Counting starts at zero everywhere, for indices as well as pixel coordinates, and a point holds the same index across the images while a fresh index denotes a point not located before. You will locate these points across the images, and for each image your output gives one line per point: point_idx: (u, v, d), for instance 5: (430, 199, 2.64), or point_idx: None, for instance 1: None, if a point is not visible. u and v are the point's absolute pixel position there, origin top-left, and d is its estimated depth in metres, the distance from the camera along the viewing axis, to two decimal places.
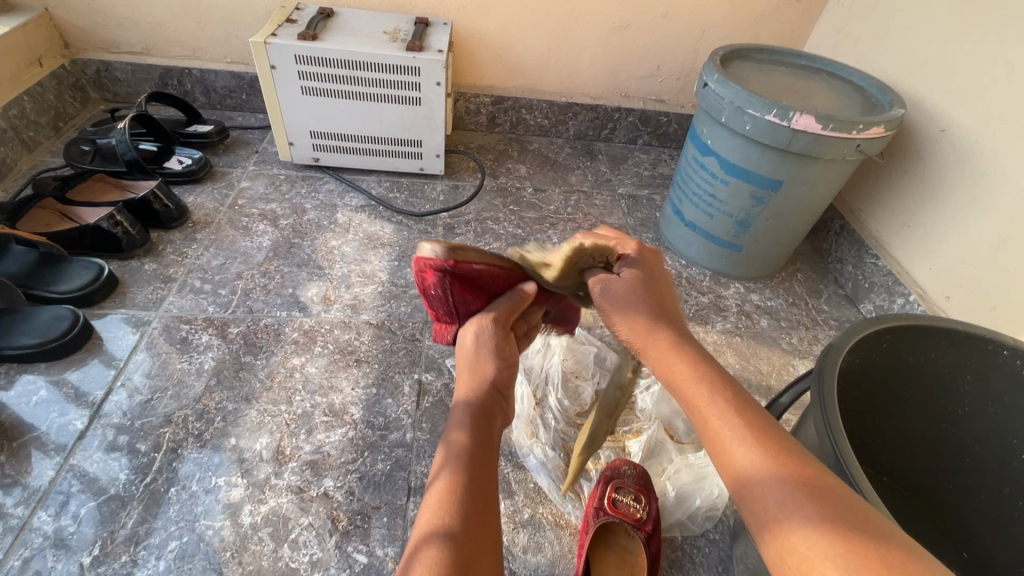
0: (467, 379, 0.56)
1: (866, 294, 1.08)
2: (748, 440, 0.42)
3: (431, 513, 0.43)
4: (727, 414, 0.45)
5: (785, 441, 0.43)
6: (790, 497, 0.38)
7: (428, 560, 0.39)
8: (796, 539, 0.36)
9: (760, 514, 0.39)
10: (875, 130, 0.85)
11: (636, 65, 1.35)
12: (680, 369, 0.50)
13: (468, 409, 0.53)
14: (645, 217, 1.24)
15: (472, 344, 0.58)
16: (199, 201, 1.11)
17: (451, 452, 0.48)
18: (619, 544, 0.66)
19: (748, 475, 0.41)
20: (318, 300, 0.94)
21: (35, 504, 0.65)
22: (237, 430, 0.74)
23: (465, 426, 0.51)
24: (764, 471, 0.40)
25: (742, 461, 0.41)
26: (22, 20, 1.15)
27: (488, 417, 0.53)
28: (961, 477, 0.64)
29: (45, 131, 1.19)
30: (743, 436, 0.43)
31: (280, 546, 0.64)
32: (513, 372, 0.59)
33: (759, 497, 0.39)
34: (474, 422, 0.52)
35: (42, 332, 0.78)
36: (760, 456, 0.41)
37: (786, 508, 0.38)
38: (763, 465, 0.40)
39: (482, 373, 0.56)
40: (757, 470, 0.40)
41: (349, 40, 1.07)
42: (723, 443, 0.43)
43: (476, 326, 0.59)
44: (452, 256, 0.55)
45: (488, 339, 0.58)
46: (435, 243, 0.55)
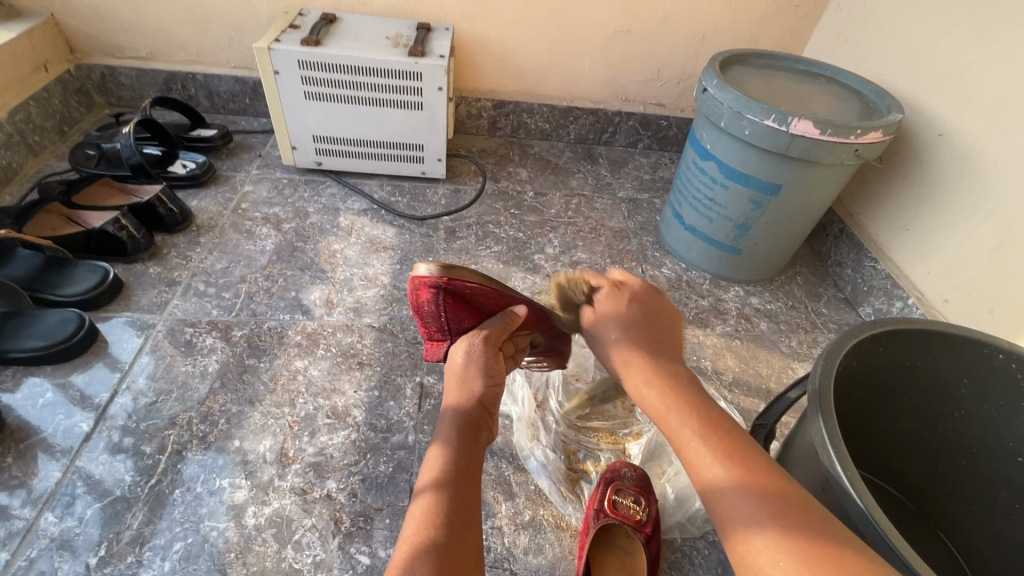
0: (454, 390, 0.59)
1: (866, 297, 1.09)
2: (714, 456, 0.47)
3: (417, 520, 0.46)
4: (697, 437, 0.49)
5: (750, 452, 0.47)
6: (749, 506, 0.42)
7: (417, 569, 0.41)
8: (747, 540, 0.41)
9: (725, 521, 0.43)
10: (873, 135, 0.86)
11: (637, 69, 1.35)
12: (659, 405, 0.55)
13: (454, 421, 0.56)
14: (645, 220, 1.25)
15: (461, 358, 0.61)
16: (203, 205, 1.12)
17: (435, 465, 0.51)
18: (619, 546, 0.66)
19: (718, 485, 0.45)
20: (321, 303, 0.95)
21: (42, 505, 0.66)
22: (242, 432, 0.75)
23: (450, 438, 0.54)
24: (729, 482, 0.44)
25: (709, 474, 0.46)
26: (28, 25, 1.16)
27: (474, 430, 0.57)
28: (958, 480, 0.65)
29: (51, 135, 1.21)
30: (710, 453, 0.47)
31: (284, 547, 0.65)
32: (499, 390, 0.61)
33: (723, 503, 0.44)
34: (459, 435, 0.55)
35: (48, 335, 0.79)
36: (726, 471, 0.45)
37: (739, 516, 0.42)
38: (725, 478, 0.45)
39: (467, 382, 0.59)
40: (721, 484, 0.45)
41: (352, 45, 1.08)
42: (690, 456, 0.49)
43: (463, 344, 0.62)
44: (446, 275, 0.60)
45: (474, 355, 0.61)
46: (431, 268, 0.60)
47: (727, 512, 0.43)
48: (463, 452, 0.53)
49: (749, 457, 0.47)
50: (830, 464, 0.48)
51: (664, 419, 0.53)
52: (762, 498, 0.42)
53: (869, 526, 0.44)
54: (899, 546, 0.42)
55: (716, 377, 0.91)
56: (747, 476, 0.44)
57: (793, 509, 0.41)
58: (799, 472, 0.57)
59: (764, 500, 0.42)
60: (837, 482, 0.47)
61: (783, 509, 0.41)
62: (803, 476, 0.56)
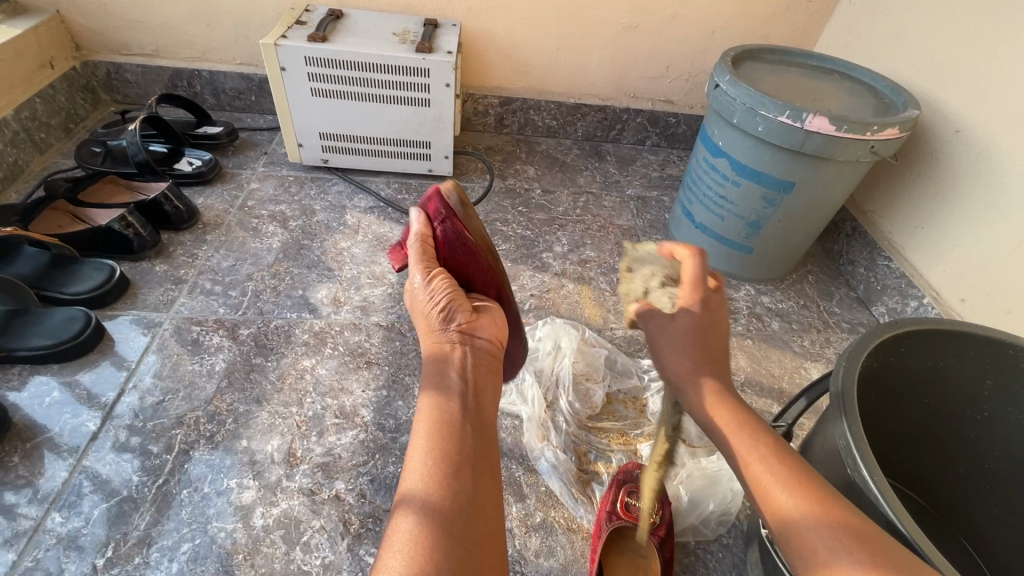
0: (427, 335, 0.56)
1: (879, 296, 1.07)
2: (785, 480, 0.42)
3: (414, 475, 0.41)
4: (771, 463, 0.44)
5: (827, 486, 0.42)
6: (833, 539, 0.38)
7: (402, 527, 0.38)
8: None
9: (807, 558, 0.38)
10: (890, 131, 0.85)
11: (646, 65, 1.34)
12: (725, 419, 0.48)
13: (434, 373, 0.51)
14: (654, 218, 1.24)
15: (423, 299, 0.58)
16: (209, 202, 1.11)
17: (427, 410, 0.46)
18: (634, 549, 0.65)
19: (789, 517, 0.40)
20: (328, 301, 0.94)
21: (49, 504, 0.65)
22: (249, 432, 0.74)
23: (439, 391, 0.48)
24: (810, 516, 0.40)
25: (788, 508, 0.41)
26: (34, 22, 1.15)
27: (444, 368, 0.51)
28: (979, 482, 0.63)
29: (57, 132, 1.20)
30: (778, 476, 0.43)
31: (292, 548, 0.64)
32: (456, 298, 0.57)
33: (805, 542, 0.39)
34: (438, 386, 0.49)
35: (54, 334, 0.78)
36: (804, 505, 0.40)
37: (817, 546, 0.38)
38: (815, 517, 0.39)
39: (438, 328, 0.56)
40: (800, 517, 0.40)
41: (359, 41, 1.07)
42: (753, 472, 0.44)
43: (437, 281, 0.58)
44: (460, 207, 0.63)
45: (437, 301, 0.56)
46: (449, 187, 0.63)
47: (803, 544, 0.39)
48: (450, 400, 0.48)
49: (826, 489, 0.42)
50: (854, 467, 0.47)
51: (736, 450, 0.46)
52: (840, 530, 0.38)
53: (896, 531, 0.43)
54: (923, 549, 0.41)
55: None
56: (830, 510, 0.40)
57: (868, 539, 0.37)
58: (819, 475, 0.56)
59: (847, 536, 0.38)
60: (861, 484, 0.46)
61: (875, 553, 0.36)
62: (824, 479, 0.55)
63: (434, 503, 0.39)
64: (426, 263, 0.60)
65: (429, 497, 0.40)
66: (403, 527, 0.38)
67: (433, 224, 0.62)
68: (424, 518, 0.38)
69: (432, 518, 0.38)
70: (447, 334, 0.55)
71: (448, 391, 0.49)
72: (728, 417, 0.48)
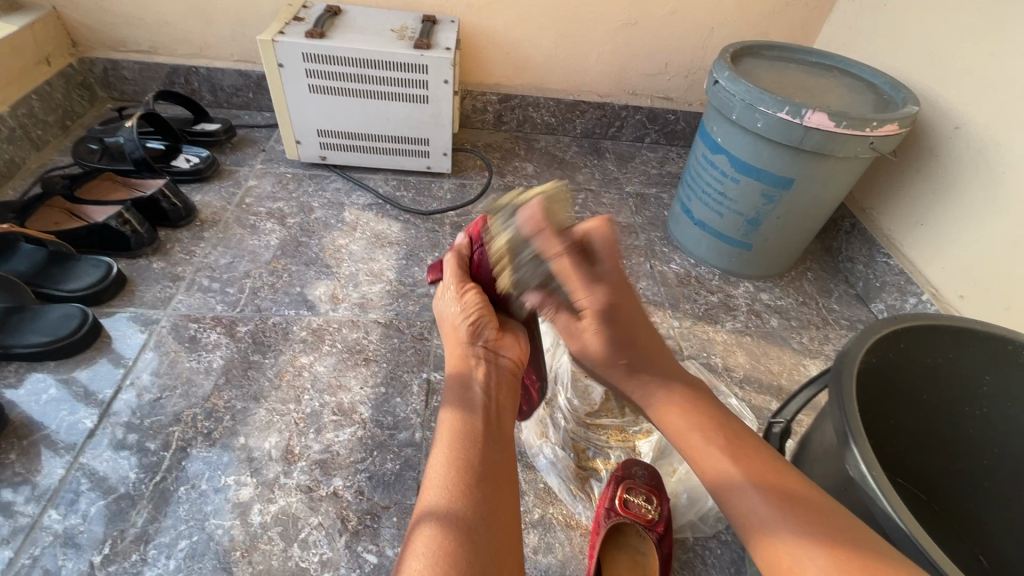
0: (454, 349, 0.57)
1: (878, 293, 1.07)
2: (732, 463, 0.51)
3: (436, 489, 0.43)
4: (720, 449, 0.52)
5: (772, 462, 0.51)
6: (773, 515, 0.46)
7: (427, 539, 0.39)
8: (775, 545, 0.45)
9: (750, 530, 0.47)
10: (889, 127, 0.84)
11: (644, 63, 1.34)
12: (673, 412, 0.58)
13: (456, 385, 0.53)
14: (653, 216, 1.24)
15: (453, 312, 0.59)
16: (207, 200, 1.11)
17: (449, 423, 0.49)
18: (631, 545, 0.65)
19: (733, 488, 0.49)
20: (326, 299, 0.94)
21: (46, 502, 0.65)
22: (247, 429, 0.74)
23: (457, 403, 0.50)
24: (757, 492, 0.48)
25: (733, 484, 0.50)
26: (30, 18, 1.15)
27: (466, 379, 0.53)
28: (979, 478, 0.63)
29: (53, 129, 1.20)
30: (726, 459, 0.51)
31: (290, 545, 0.64)
32: (483, 315, 0.58)
33: (749, 513, 0.47)
34: (457, 395, 0.52)
35: (51, 331, 0.78)
36: (755, 483, 0.49)
37: (764, 521, 0.46)
38: (762, 492, 0.48)
39: (464, 341, 0.57)
40: (744, 489, 0.49)
41: (357, 37, 1.07)
42: (706, 460, 0.53)
43: (467, 296, 0.58)
44: (500, 236, 0.62)
45: (466, 316, 0.58)
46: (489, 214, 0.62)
47: (752, 520, 0.47)
48: (468, 411, 0.50)
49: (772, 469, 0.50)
50: (853, 462, 0.46)
51: (691, 441, 0.55)
52: (786, 505, 0.46)
53: (895, 526, 0.43)
54: (923, 544, 0.41)
55: (727, 374, 0.90)
56: (776, 491, 0.48)
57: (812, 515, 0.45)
58: (818, 471, 0.56)
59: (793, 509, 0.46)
60: (859, 478, 0.46)
61: (817, 523, 0.44)
62: (823, 475, 0.55)
63: (454, 513, 0.40)
64: (460, 282, 0.60)
65: (448, 507, 0.41)
66: (428, 540, 0.39)
67: (473, 246, 0.63)
68: (449, 528, 0.39)
69: (458, 529, 0.39)
70: (474, 349, 0.56)
71: (469, 403, 0.51)
72: (677, 410, 0.58)
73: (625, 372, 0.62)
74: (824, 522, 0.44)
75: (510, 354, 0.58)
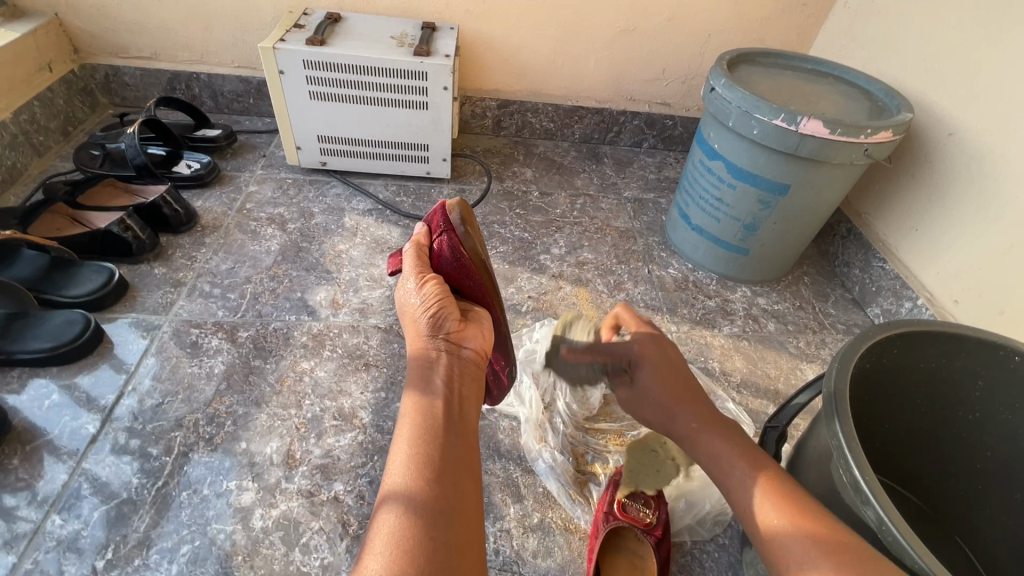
0: (415, 340, 0.57)
1: (874, 298, 1.08)
2: (764, 495, 0.46)
3: (398, 473, 0.42)
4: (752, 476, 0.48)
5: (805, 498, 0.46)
6: (808, 556, 0.41)
7: (385, 524, 0.39)
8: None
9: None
10: (883, 134, 0.85)
11: (642, 68, 1.35)
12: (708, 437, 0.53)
13: (419, 377, 0.53)
14: (651, 220, 1.25)
15: (414, 303, 0.59)
16: (208, 205, 1.11)
17: (412, 412, 0.48)
18: (630, 549, 0.66)
19: (767, 529, 0.44)
20: (326, 304, 0.94)
21: (48, 507, 0.66)
22: (248, 434, 0.75)
23: (423, 394, 0.50)
24: (790, 529, 0.43)
25: (766, 521, 0.45)
26: (32, 25, 1.16)
27: (428, 371, 0.53)
28: (973, 482, 0.64)
29: (55, 135, 1.20)
30: (757, 493, 0.47)
31: (292, 550, 0.65)
32: (446, 304, 0.58)
33: (783, 552, 0.43)
34: (425, 390, 0.51)
35: (54, 337, 0.79)
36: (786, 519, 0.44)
37: (797, 558, 0.41)
38: (795, 529, 0.43)
39: (426, 332, 0.57)
40: (780, 530, 0.44)
41: (357, 45, 1.08)
42: (740, 493, 0.48)
43: (428, 287, 0.59)
44: (461, 228, 0.63)
45: (427, 308, 0.58)
46: (455, 205, 0.65)
47: (783, 556, 0.43)
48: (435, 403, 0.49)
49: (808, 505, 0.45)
50: (845, 466, 0.47)
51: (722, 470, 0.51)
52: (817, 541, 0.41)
53: (887, 530, 0.44)
54: (915, 549, 0.42)
55: (724, 378, 0.90)
56: (812, 528, 0.43)
57: (847, 554, 0.40)
58: (813, 476, 0.57)
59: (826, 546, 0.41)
60: (851, 483, 0.46)
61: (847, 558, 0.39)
62: (817, 480, 0.56)
63: (415, 499, 0.41)
64: (420, 271, 0.62)
65: (410, 494, 0.41)
66: (386, 524, 0.39)
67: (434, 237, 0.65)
68: (410, 516, 0.39)
69: (417, 517, 0.39)
70: (436, 341, 0.57)
71: (433, 394, 0.50)
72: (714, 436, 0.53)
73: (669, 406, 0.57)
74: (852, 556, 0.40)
75: (476, 350, 0.58)
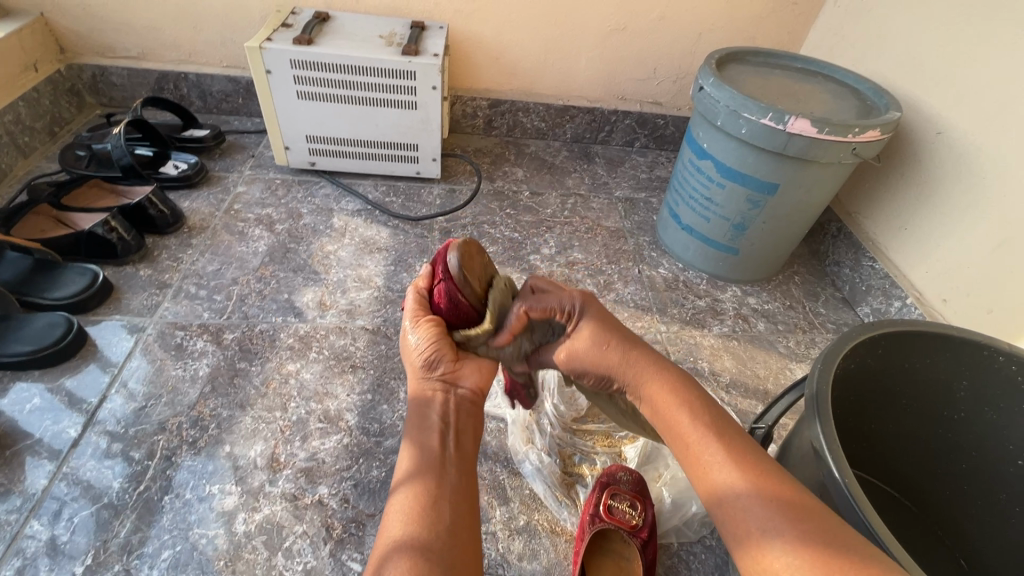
0: (413, 379, 0.58)
1: (864, 297, 1.08)
2: (723, 459, 0.46)
3: (396, 522, 0.44)
4: (705, 430, 0.49)
5: (763, 461, 0.46)
6: (760, 513, 0.42)
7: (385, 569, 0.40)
8: (760, 550, 0.40)
9: (737, 530, 0.42)
10: (871, 133, 0.85)
11: (633, 67, 1.34)
12: (657, 386, 0.54)
13: (418, 412, 0.54)
14: (642, 220, 1.24)
15: (410, 345, 0.59)
16: (195, 206, 1.10)
17: (409, 452, 0.50)
18: (616, 551, 0.65)
19: (720, 489, 0.44)
20: (314, 305, 0.94)
21: (28, 512, 0.65)
22: (232, 437, 0.74)
23: (418, 431, 0.52)
24: (746, 492, 0.43)
25: (722, 485, 0.45)
26: (17, 24, 1.15)
27: (427, 408, 0.55)
28: (960, 483, 0.64)
29: (41, 136, 1.19)
30: (717, 459, 0.46)
31: (274, 555, 0.64)
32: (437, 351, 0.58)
33: (738, 516, 0.42)
34: (418, 423, 0.53)
35: (35, 340, 0.78)
36: (745, 483, 0.44)
37: (752, 524, 0.41)
38: (751, 494, 0.43)
39: (421, 374, 0.58)
40: (734, 492, 0.44)
41: (345, 44, 1.07)
42: (697, 457, 0.48)
43: (422, 333, 0.59)
44: (459, 273, 0.58)
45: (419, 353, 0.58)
46: (456, 246, 0.59)
47: (737, 521, 0.42)
48: (429, 438, 0.51)
49: (763, 461, 0.46)
50: (825, 468, 0.47)
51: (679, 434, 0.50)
52: (773, 505, 0.42)
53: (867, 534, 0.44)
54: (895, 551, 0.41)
55: (713, 378, 0.90)
56: (760, 483, 0.44)
57: (804, 518, 0.40)
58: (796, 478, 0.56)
59: (782, 511, 0.41)
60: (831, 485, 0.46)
61: (803, 524, 0.40)
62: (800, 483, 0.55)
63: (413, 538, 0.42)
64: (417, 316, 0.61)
65: (410, 533, 0.42)
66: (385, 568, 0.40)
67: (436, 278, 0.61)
68: (407, 554, 0.40)
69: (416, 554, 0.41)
70: (430, 381, 0.57)
71: (428, 430, 0.52)
72: (663, 390, 0.53)
73: (620, 360, 0.56)
74: (810, 521, 0.40)
75: (468, 387, 0.58)
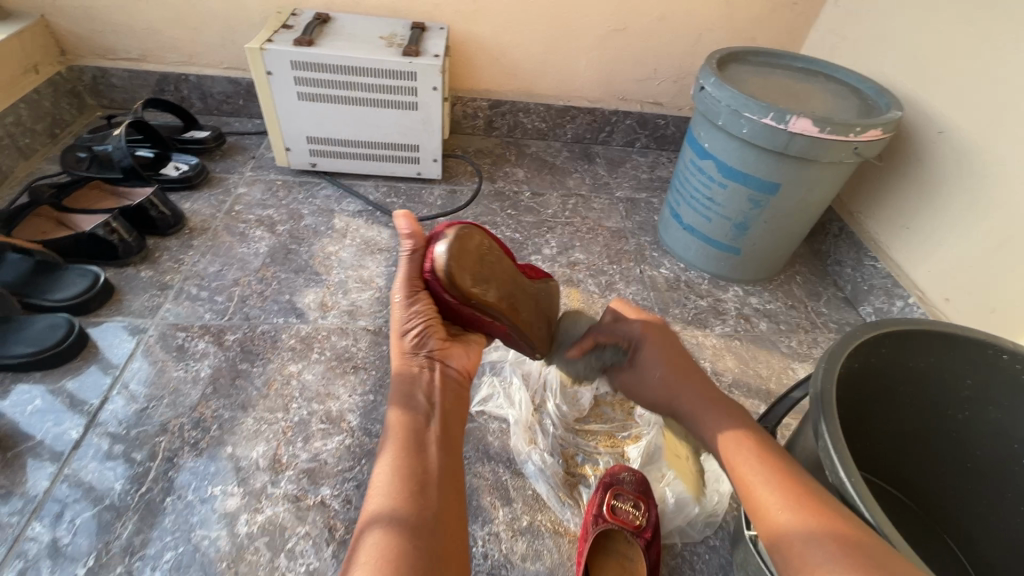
0: (396, 354, 0.60)
1: (866, 296, 1.08)
2: (784, 500, 0.46)
3: (378, 498, 0.45)
4: (765, 472, 0.50)
5: (824, 498, 0.46)
6: (823, 553, 0.41)
7: (371, 544, 0.41)
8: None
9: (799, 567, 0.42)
10: (873, 132, 0.85)
11: (634, 68, 1.34)
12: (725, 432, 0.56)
13: (403, 388, 0.56)
14: (643, 220, 1.24)
15: (395, 319, 0.59)
16: (196, 207, 1.10)
17: (394, 428, 0.51)
18: (619, 552, 0.65)
19: (783, 528, 0.45)
20: (315, 306, 0.93)
21: (30, 514, 0.65)
22: (234, 438, 0.74)
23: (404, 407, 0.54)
24: (812, 532, 0.43)
25: (785, 524, 0.45)
26: (18, 27, 1.15)
27: (413, 387, 0.56)
28: (964, 481, 0.64)
29: (42, 138, 1.19)
30: (779, 500, 0.47)
31: (277, 556, 0.64)
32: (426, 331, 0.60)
33: (802, 555, 0.42)
34: (404, 399, 0.55)
35: (37, 341, 0.77)
36: (806, 521, 0.44)
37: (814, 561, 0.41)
38: (813, 533, 0.42)
39: (407, 350, 0.59)
40: (797, 532, 0.43)
41: (345, 45, 1.07)
42: (760, 498, 0.48)
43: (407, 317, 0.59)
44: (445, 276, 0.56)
45: (406, 330, 0.59)
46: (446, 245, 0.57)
47: (798, 557, 0.43)
48: (416, 416, 0.53)
49: (824, 500, 0.45)
50: (832, 467, 0.47)
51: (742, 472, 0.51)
52: (832, 542, 0.41)
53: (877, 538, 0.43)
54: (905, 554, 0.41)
55: (716, 378, 0.90)
56: (820, 519, 0.43)
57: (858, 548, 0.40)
58: None
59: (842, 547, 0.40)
60: (840, 486, 0.46)
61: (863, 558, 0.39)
62: None
63: (398, 515, 0.44)
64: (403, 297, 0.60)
65: (396, 509, 0.44)
66: (372, 544, 0.41)
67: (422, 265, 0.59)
68: (392, 532, 0.42)
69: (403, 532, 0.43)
70: (418, 358, 0.59)
71: (415, 409, 0.54)
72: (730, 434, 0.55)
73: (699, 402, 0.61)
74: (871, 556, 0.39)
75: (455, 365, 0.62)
